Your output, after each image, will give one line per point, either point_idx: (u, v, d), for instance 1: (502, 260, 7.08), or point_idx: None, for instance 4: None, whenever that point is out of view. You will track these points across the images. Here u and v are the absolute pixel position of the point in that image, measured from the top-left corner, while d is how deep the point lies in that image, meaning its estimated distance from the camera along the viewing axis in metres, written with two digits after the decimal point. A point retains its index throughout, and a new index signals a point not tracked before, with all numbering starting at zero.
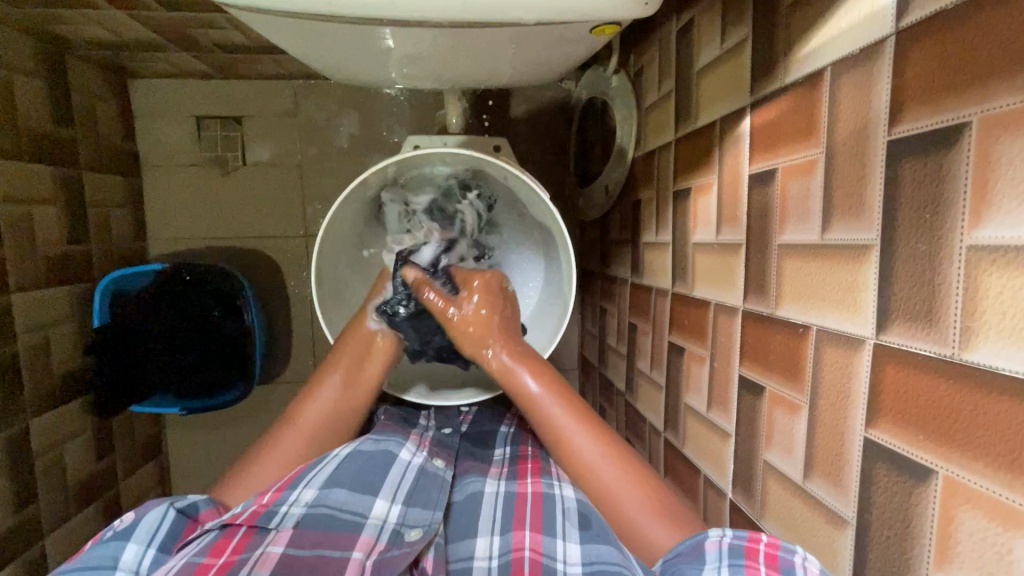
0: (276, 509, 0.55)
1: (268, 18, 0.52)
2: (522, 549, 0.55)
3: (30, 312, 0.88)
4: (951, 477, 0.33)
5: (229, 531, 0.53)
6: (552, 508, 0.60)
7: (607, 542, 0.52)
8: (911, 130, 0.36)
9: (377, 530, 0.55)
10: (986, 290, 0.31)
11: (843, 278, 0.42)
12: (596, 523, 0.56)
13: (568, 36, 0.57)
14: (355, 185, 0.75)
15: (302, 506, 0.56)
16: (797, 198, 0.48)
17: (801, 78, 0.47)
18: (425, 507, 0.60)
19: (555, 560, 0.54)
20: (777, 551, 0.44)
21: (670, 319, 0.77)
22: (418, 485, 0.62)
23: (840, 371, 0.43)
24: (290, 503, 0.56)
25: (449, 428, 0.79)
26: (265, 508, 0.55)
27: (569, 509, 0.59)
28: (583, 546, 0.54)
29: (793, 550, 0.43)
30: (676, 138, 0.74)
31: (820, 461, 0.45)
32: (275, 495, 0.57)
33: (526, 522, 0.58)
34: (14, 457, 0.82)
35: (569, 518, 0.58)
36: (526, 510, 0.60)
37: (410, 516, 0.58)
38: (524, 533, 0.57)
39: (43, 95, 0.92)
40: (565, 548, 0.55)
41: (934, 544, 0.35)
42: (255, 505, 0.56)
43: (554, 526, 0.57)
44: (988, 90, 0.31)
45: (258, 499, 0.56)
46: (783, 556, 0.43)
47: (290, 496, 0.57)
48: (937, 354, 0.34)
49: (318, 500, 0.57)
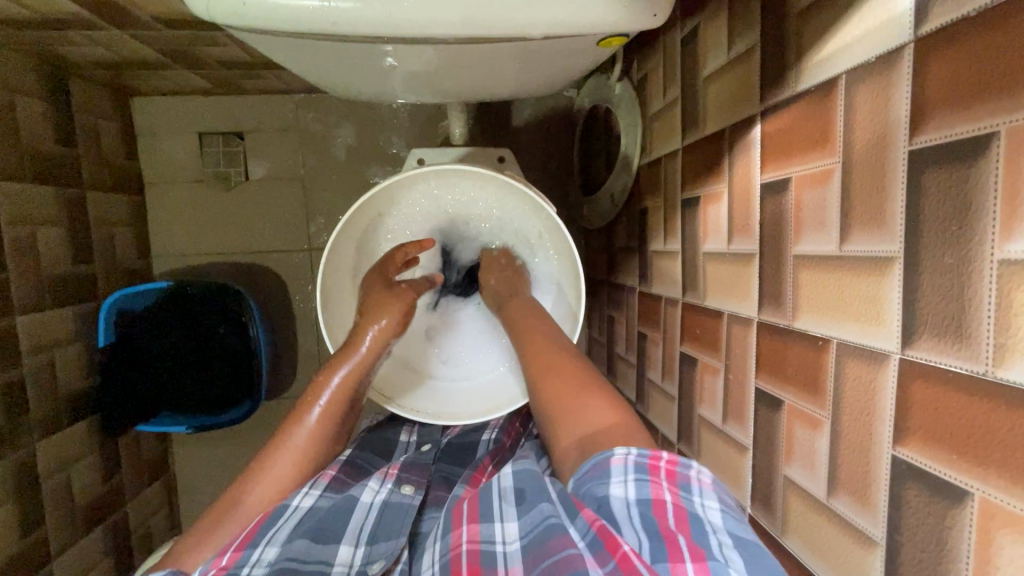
0: (237, 572, 0.51)
1: (270, 39, 0.51)
2: (460, 544, 0.54)
3: (33, 336, 0.87)
4: (988, 499, 0.32)
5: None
6: (492, 496, 0.58)
7: (540, 504, 0.53)
8: (935, 139, 0.35)
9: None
10: (1019, 306, 0.30)
11: (865, 290, 0.41)
12: (530, 496, 0.55)
13: (574, 48, 0.56)
14: (382, 185, 0.76)
15: (264, 566, 0.51)
16: (813, 207, 0.47)
17: (815, 86, 0.46)
18: (388, 537, 0.59)
19: (495, 543, 0.53)
20: (675, 467, 0.47)
21: (680, 330, 0.76)
22: (382, 519, 0.61)
23: (865, 386, 0.41)
24: (252, 564, 0.52)
25: (428, 445, 0.77)
26: (224, 571, 0.51)
27: (505, 491, 0.58)
28: (520, 523, 0.53)
29: (688, 465, 0.47)
30: (683, 146, 0.73)
31: (846, 478, 0.44)
32: (235, 555, 0.52)
33: (465, 515, 0.57)
34: (19, 484, 0.81)
35: (506, 501, 0.57)
36: (465, 504, 0.58)
37: (375, 552, 0.57)
38: (462, 528, 0.55)
39: (45, 116, 0.92)
40: (503, 530, 0.54)
41: (971, 567, 0.33)
42: (214, 569, 0.51)
43: (492, 511, 0.56)
44: (1016, 100, 0.30)
45: (216, 561, 0.52)
46: (681, 472, 0.47)
47: (251, 555, 0.52)
48: (968, 371, 0.33)
49: (283, 555, 0.53)
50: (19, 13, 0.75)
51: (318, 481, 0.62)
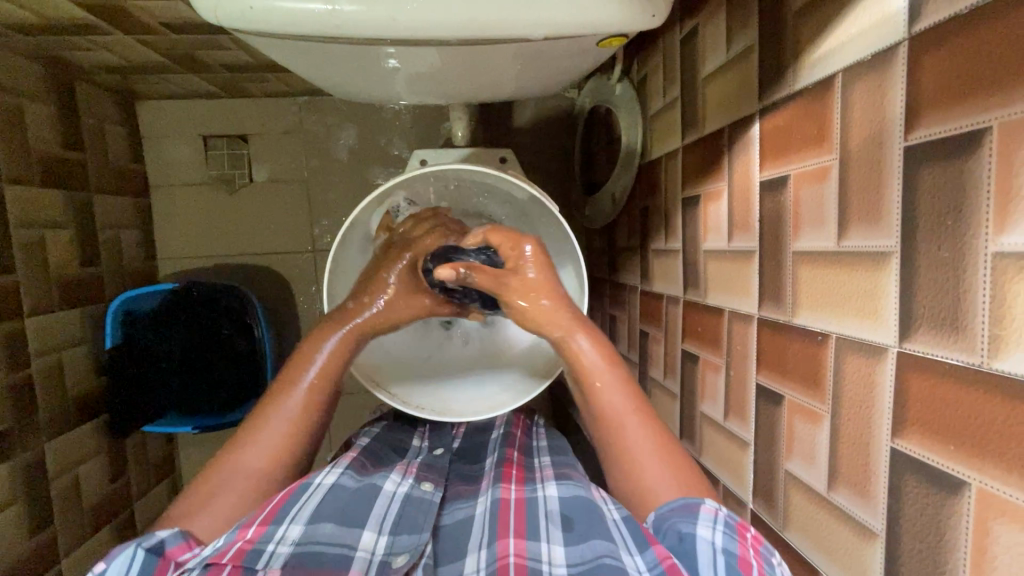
0: (262, 547, 0.53)
1: (274, 41, 0.52)
2: (507, 556, 0.54)
3: (42, 337, 0.88)
4: (984, 489, 0.33)
5: (216, 570, 0.51)
6: (538, 514, 0.59)
7: (597, 538, 0.54)
8: (930, 135, 0.35)
9: (365, 564, 0.54)
10: (1013, 298, 0.31)
11: (863, 285, 0.42)
12: (580, 524, 0.56)
13: (574, 49, 0.57)
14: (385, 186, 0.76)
15: (289, 545, 0.53)
16: (811, 204, 0.48)
17: (812, 84, 0.47)
18: (411, 531, 0.58)
19: (542, 562, 0.54)
20: (761, 542, 0.49)
21: (682, 328, 0.76)
22: (405, 513, 0.60)
23: (863, 380, 0.42)
24: (276, 541, 0.54)
25: (440, 448, 0.76)
26: (251, 546, 0.53)
27: (552, 512, 0.59)
28: (567, 549, 0.55)
29: (772, 552, 0.48)
30: (683, 145, 0.74)
31: (846, 471, 0.44)
32: (260, 530, 0.54)
33: (510, 530, 0.57)
34: (28, 483, 0.82)
35: (552, 521, 0.58)
36: (510, 518, 0.59)
37: (396, 544, 0.57)
38: (507, 540, 0.56)
39: (53, 120, 0.93)
40: (550, 551, 0.55)
41: (968, 557, 0.34)
42: (240, 540, 0.53)
43: (538, 530, 0.57)
44: (1008, 95, 0.30)
45: (242, 534, 0.53)
46: (765, 547, 0.48)
47: (275, 532, 0.54)
48: (965, 362, 0.34)
49: (306, 536, 0.55)
50: (27, 18, 0.76)
51: (339, 462, 0.65)
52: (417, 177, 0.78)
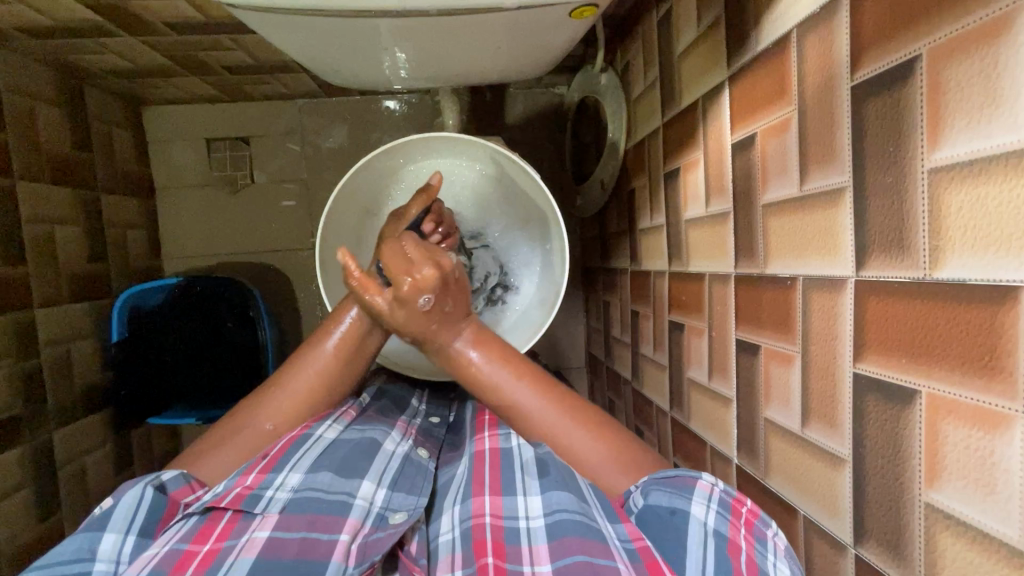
0: (261, 493, 0.50)
1: (270, 18, 0.56)
2: (482, 514, 0.50)
3: (51, 327, 0.91)
4: (933, 394, 0.35)
5: (214, 515, 0.49)
6: (513, 466, 0.55)
7: (563, 487, 0.50)
8: (873, 71, 0.38)
9: (365, 511, 0.50)
10: (948, 206, 0.33)
11: (823, 224, 0.44)
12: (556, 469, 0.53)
13: (550, 22, 0.60)
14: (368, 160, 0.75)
15: (288, 491, 0.50)
16: (776, 155, 0.50)
17: (772, 43, 0.50)
18: (409, 492, 0.54)
19: (518, 519, 0.50)
20: (754, 517, 0.45)
21: (668, 300, 0.78)
22: (403, 473, 0.56)
23: (828, 315, 0.44)
24: (276, 487, 0.51)
25: (437, 417, 0.74)
26: (250, 491, 0.50)
27: (527, 462, 0.55)
28: (543, 497, 0.51)
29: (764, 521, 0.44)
30: (663, 122, 0.77)
31: (816, 407, 0.46)
32: (259, 477, 0.51)
33: (485, 486, 0.53)
34: (38, 467, 0.84)
35: (528, 472, 0.54)
36: (483, 471, 0.55)
37: (395, 500, 0.53)
38: (483, 498, 0.52)
39: (64, 123, 0.98)
40: (526, 504, 0.51)
41: (925, 464, 0.36)
42: (240, 486, 0.50)
43: (514, 484, 0.53)
44: (933, 23, 0.33)
45: (241, 480, 0.51)
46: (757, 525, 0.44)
47: (275, 479, 0.51)
48: (909, 278, 0.36)
49: (305, 483, 0.51)
50: (40, 22, 0.80)
51: (342, 417, 0.61)
52: (420, 147, 0.79)
